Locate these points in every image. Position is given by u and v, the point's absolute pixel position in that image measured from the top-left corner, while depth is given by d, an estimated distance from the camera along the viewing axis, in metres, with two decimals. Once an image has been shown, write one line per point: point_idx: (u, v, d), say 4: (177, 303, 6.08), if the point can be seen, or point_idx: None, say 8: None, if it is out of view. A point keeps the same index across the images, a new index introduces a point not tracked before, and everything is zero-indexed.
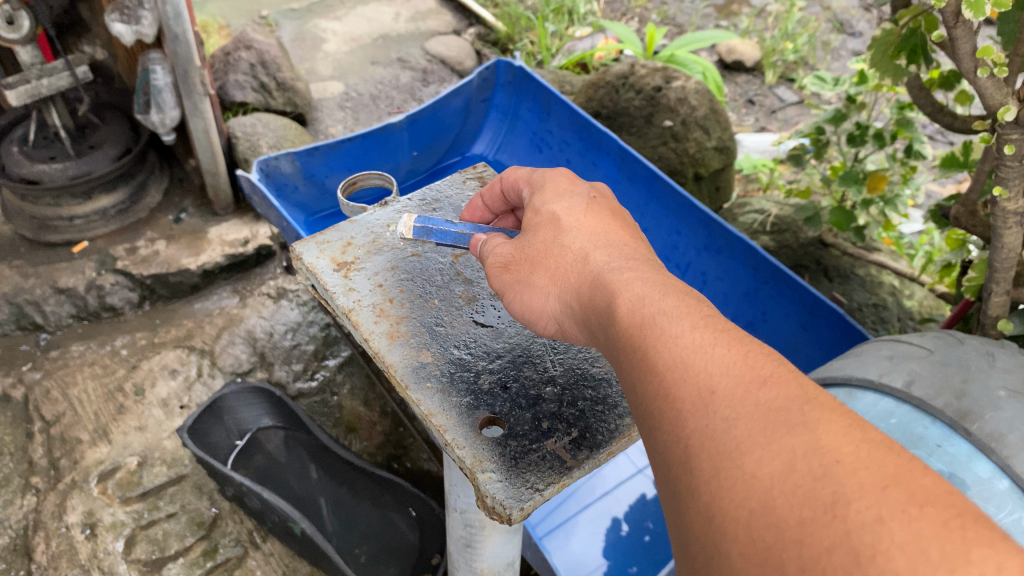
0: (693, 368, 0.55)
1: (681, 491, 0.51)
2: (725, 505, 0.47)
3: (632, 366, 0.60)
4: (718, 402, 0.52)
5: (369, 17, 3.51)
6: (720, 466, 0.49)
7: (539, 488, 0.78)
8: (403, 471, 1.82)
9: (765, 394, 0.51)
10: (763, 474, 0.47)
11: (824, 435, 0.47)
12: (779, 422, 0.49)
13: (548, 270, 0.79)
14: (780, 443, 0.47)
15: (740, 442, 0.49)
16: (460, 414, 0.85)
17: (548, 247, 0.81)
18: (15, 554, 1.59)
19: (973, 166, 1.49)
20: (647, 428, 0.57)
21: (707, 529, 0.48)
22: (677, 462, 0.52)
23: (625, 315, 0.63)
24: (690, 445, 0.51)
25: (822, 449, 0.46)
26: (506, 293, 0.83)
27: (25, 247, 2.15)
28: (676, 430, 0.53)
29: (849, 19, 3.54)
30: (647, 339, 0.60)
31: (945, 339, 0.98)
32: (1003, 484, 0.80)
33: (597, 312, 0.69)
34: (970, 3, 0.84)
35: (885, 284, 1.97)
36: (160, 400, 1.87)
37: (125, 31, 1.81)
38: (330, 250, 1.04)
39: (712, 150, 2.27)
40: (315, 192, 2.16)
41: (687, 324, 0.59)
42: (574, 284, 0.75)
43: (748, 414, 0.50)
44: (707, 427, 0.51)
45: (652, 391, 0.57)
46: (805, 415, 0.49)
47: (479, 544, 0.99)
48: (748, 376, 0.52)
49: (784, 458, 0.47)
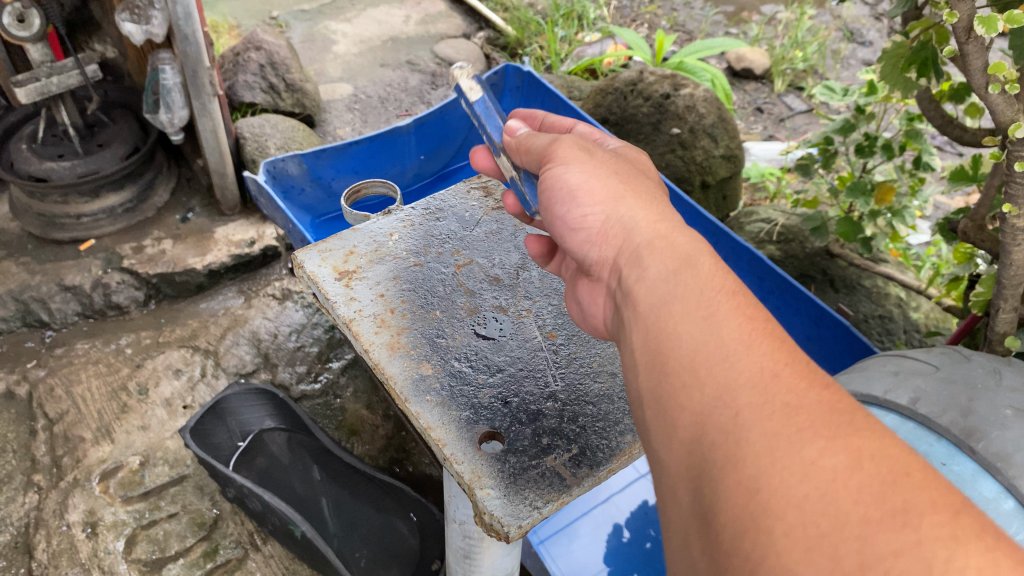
0: (756, 349, 0.54)
1: (716, 462, 0.50)
2: (775, 481, 0.46)
3: (688, 320, 0.59)
4: (780, 387, 0.51)
5: (379, 19, 3.52)
6: (774, 445, 0.48)
7: (538, 505, 0.77)
8: (404, 475, 1.82)
9: (830, 395, 0.51)
10: (823, 464, 0.46)
11: (890, 446, 0.46)
12: (843, 422, 0.48)
13: (624, 181, 0.79)
14: (846, 440, 0.47)
15: (800, 428, 0.48)
16: (459, 428, 0.84)
17: (634, 177, 0.81)
18: (16, 552, 1.59)
19: (982, 180, 1.47)
20: (676, 396, 0.56)
21: (751, 499, 0.47)
22: (721, 430, 0.51)
23: (694, 276, 0.62)
24: (740, 415, 0.51)
25: (889, 457, 0.45)
26: (569, 161, 0.82)
27: (32, 244, 2.15)
28: (726, 401, 0.52)
29: (860, 28, 3.54)
30: (714, 306, 0.59)
31: (952, 356, 0.98)
32: (1008, 504, 0.80)
33: (663, 245, 0.68)
34: (982, 19, 0.84)
35: (891, 295, 1.96)
36: (164, 400, 1.87)
37: (135, 30, 1.83)
38: (332, 259, 1.04)
39: (719, 158, 2.28)
40: (321, 194, 2.16)
41: (763, 317, 0.58)
42: (652, 211, 0.74)
43: (811, 407, 0.49)
44: (766, 404, 0.50)
45: (706, 353, 0.56)
46: (866, 425, 0.48)
47: (478, 555, 0.99)
48: (811, 377, 0.52)
49: (849, 454, 0.46)
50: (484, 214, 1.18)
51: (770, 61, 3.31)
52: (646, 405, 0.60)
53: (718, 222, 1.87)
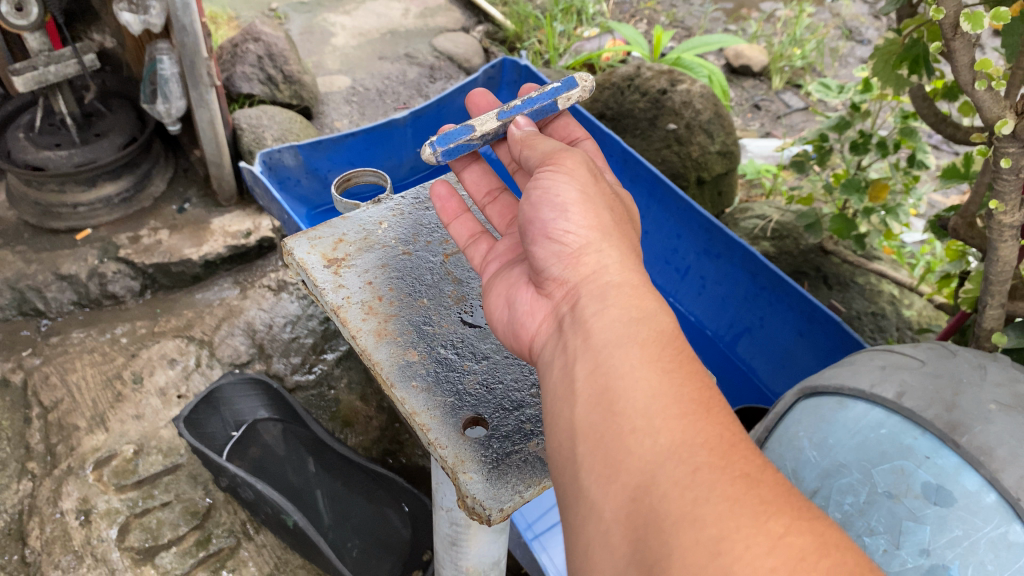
0: (713, 418, 0.62)
1: (671, 516, 0.55)
2: (740, 548, 0.52)
3: (648, 370, 0.66)
4: (738, 459, 0.58)
5: (378, 12, 3.52)
6: (738, 512, 0.54)
7: (520, 489, 0.78)
8: (397, 467, 1.83)
9: (781, 477, 0.58)
10: (790, 541, 0.52)
11: (846, 538, 0.54)
12: (802, 507, 0.55)
13: (613, 219, 0.85)
14: (810, 525, 0.54)
15: (764, 502, 0.55)
16: (444, 413, 0.85)
17: (623, 221, 0.88)
18: (10, 538, 1.60)
19: (974, 177, 1.48)
20: (624, 439, 0.62)
21: (711, 560, 0.52)
22: (680, 483, 0.57)
23: (652, 332, 0.70)
24: (698, 472, 0.57)
25: (850, 548, 0.53)
26: (571, 175, 0.87)
27: (29, 233, 2.16)
28: (684, 456, 0.59)
29: (858, 26, 3.54)
30: (672, 366, 0.67)
31: (938, 351, 0.98)
32: (991, 498, 0.80)
33: (635, 296, 0.75)
34: (968, 15, 0.84)
35: (885, 293, 1.97)
36: (158, 389, 1.88)
37: (134, 20, 1.83)
38: (322, 246, 1.05)
39: (715, 154, 2.27)
40: (317, 186, 2.17)
41: (709, 383, 0.66)
42: (626, 255, 0.81)
43: (771, 485, 0.57)
44: (727, 469, 0.57)
45: (665, 404, 0.63)
46: (818, 512, 0.56)
47: (465, 543, 1.00)
48: (762, 458, 0.60)
49: (813, 537, 0.53)
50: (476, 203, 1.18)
51: (768, 58, 3.31)
52: (582, 438, 0.66)
53: (712, 218, 1.87)
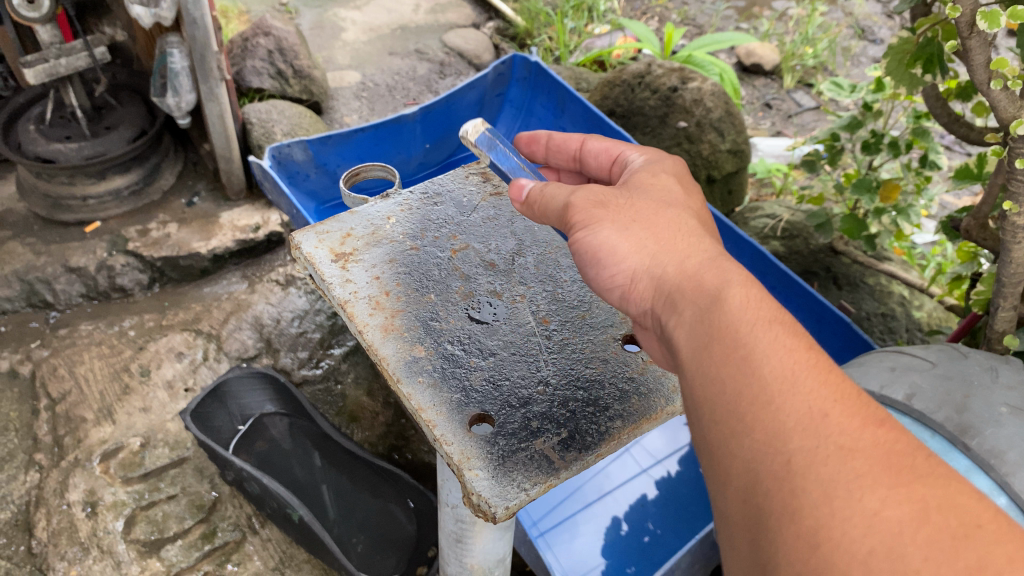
0: (804, 387, 0.53)
1: (773, 511, 0.50)
2: (838, 534, 0.46)
3: (728, 365, 0.57)
4: (832, 427, 0.51)
5: (389, 7, 3.52)
6: (832, 494, 0.47)
7: (525, 487, 0.78)
8: (403, 462, 1.83)
9: (885, 435, 0.50)
10: (887, 515, 0.45)
11: (956, 493, 0.47)
12: (904, 467, 0.48)
13: (651, 224, 0.75)
14: (910, 488, 0.46)
15: (858, 475, 0.48)
16: (450, 410, 0.85)
17: (653, 210, 0.78)
18: (17, 529, 1.61)
19: (987, 178, 1.46)
20: (725, 443, 0.55)
21: (812, 554, 0.46)
22: (777, 477, 0.50)
23: (727, 311, 0.61)
24: (793, 462, 0.50)
25: (957, 508, 0.46)
26: (589, 225, 0.77)
27: (39, 225, 2.16)
28: (777, 446, 0.52)
29: (871, 26, 3.51)
30: (754, 340, 0.57)
31: (949, 352, 0.97)
32: (1001, 501, 0.80)
33: (695, 292, 0.66)
34: (985, 14, 0.83)
35: (895, 294, 1.96)
36: (166, 382, 1.88)
37: (144, 13, 1.81)
38: (329, 241, 1.04)
39: (725, 152, 2.27)
40: (326, 181, 2.16)
41: (801, 343, 0.57)
42: (676, 252, 0.71)
43: (868, 449, 0.49)
44: (819, 448, 0.50)
45: (750, 394, 0.55)
46: (928, 467, 0.48)
47: (470, 540, 1.00)
48: (864, 415, 0.52)
49: (915, 504, 0.46)
50: (483, 199, 1.18)
51: (780, 57, 3.30)
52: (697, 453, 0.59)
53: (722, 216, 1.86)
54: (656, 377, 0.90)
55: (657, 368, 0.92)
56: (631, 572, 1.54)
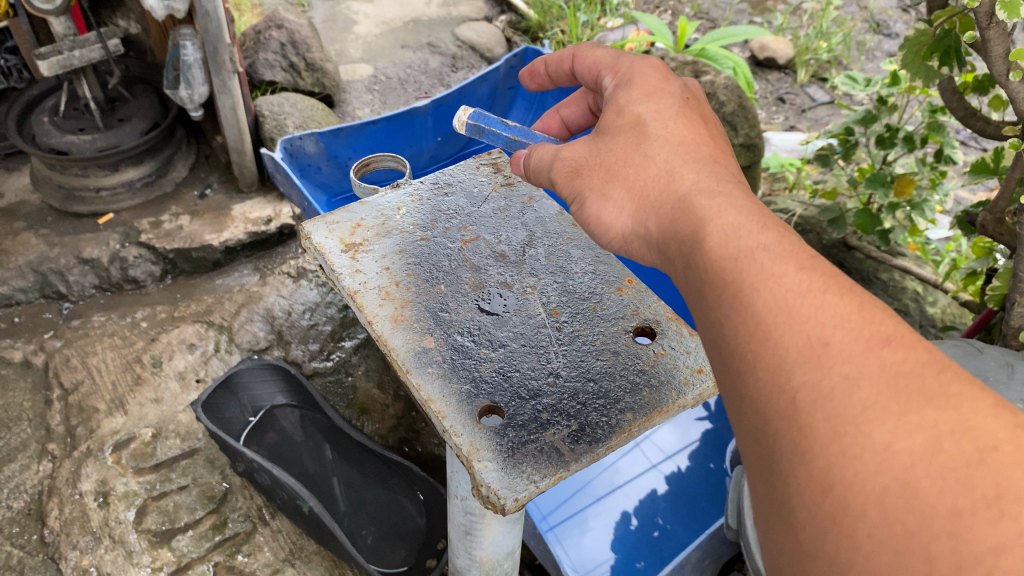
0: (800, 315, 0.48)
1: (784, 453, 0.45)
2: (851, 474, 0.42)
3: (718, 306, 0.53)
4: (834, 357, 0.45)
5: (401, 1, 3.52)
6: (839, 431, 0.43)
7: (535, 479, 0.78)
8: (413, 455, 1.83)
9: (891, 354, 0.45)
10: (898, 449, 0.41)
11: (971, 414, 0.41)
12: (914, 391, 0.43)
13: (632, 179, 0.71)
14: (920, 414, 0.42)
15: (866, 406, 0.43)
16: (459, 400, 0.85)
17: (627, 155, 0.74)
18: (29, 518, 1.61)
19: (1004, 173, 1.44)
20: (732, 385, 0.50)
21: (826, 496, 0.42)
22: (782, 418, 0.46)
23: (714, 251, 0.56)
24: (798, 399, 0.46)
25: (971, 430, 0.41)
26: (576, 203, 0.77)
27: (52, 216, 2.17)
28: (780, 384, 0.47)
29: (886, 20, 3.48)
30: (742, 275, 0.52)
31: (964, 348, 0.96)
32: None
33: (676, 244, 0.62)
34: (1004, 3, 0.82)
35: (908, 289, 1.94)
36: (177, 373, 1.88)
37: (158, 5, 1.81)
38: (339, 231, 1.04)
39: (739, 146, 2.26)
40: (338, 173, 2.16)
41: (791, 265, 0.51)
42: (654, 201, 0.67)
43: (875, 374, 0.44)
44: (823, 380, 0.45)
45: (746, 332, 0.50)
46: (942, 386, 0.43)
47: (479, 532, 1.00)
48: (870, 334, 0.46)
49: (927, 433, 0.41)
50: (494, 189, 1.18)
51: (794, 51, 3.27)
52: None
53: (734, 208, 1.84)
54: (668, 370, 0.90)
55: (669, 361, 0.91)
56: (640, 567, 1.54)
